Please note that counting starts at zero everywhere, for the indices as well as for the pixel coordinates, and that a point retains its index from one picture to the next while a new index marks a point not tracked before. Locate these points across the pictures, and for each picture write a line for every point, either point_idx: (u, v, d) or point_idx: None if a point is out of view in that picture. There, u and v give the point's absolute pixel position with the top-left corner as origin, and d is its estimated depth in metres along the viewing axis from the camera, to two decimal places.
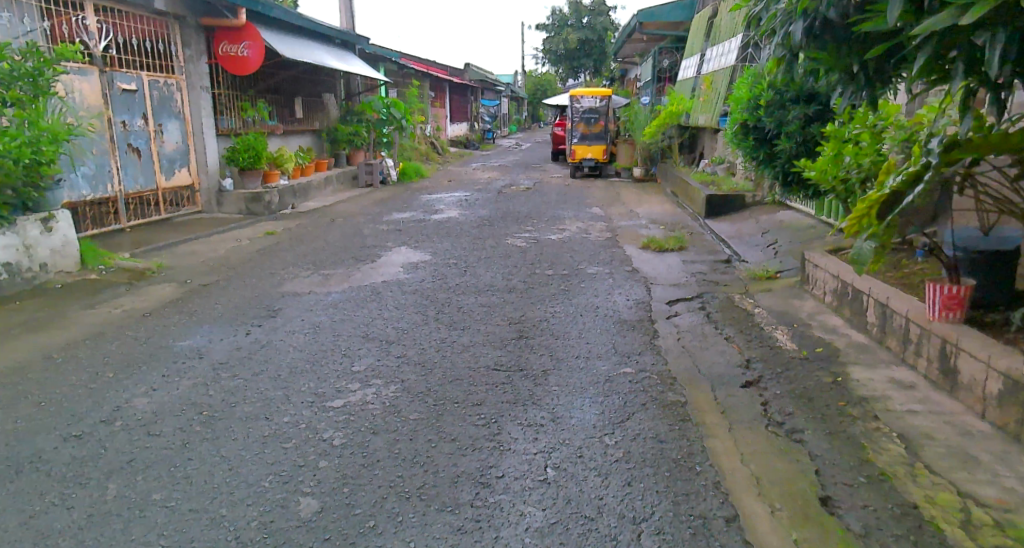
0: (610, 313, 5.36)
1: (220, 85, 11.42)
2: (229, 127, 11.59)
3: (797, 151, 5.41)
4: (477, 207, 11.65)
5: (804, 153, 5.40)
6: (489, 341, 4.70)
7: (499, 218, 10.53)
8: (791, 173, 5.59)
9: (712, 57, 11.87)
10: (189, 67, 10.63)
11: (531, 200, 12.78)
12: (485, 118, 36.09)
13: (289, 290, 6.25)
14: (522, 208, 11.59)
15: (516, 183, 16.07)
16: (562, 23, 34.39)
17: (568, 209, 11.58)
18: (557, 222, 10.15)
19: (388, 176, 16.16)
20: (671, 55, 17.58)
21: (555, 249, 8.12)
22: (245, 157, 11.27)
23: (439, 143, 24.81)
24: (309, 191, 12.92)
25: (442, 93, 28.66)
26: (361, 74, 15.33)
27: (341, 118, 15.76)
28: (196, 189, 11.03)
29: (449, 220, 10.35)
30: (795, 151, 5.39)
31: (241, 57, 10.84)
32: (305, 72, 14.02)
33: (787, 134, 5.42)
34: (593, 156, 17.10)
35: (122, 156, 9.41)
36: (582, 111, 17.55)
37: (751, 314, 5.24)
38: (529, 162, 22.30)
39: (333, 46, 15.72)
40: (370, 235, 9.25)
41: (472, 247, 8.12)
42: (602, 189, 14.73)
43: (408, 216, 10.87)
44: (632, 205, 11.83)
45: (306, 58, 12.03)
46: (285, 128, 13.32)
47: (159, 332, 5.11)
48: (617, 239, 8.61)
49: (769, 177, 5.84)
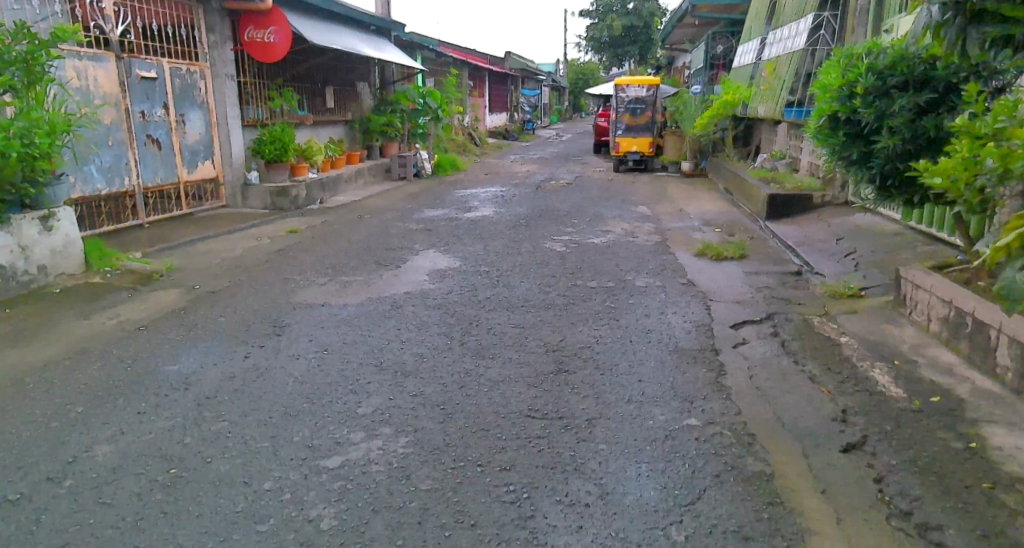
0: (665, 339, 4.58)
1: (246, 74, 10.83)
2: (255, 117, 11.02)
3: (904, 148, 4.45)
4: (515, 204, 10.91)
5: (914, 150, 4.44)
6: (522, 376, 3.95)
7: (537, 217, 9.79)
8: (893, 174, 4.64)
9: (775, 42, 10.90)
10: (214, 54, 10.05)
11: (572, 196, 11.98)
12: (524, 108, 35.24)
13: (301, 302, 5.60)
14: (562, 206, 10.80)
15: (556, 178, 15.28)
16: (607, 9, 33.32)
17: (611, 207, 10.76)
18: (600, 223, 9.35)
19: (422, 169, 15.51)
20: (725, 41, 16.54)
21: (598, 254, 7.34)
22: (271, 149, 10.69)
23: (477, 134, 24.13)
24: (338, 185, 12.34)
25: (481, 82, 27.95)
26: (396, 61, 14.68)
27: (374, 108, 15.16)
28: (219, 183, 10.47)
29: (484, 219, 9.64)
30: (899, 150, 4.45)
31: (267, 43, 10.24)
32: (337, 59, 13.41)
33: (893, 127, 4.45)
34: (638, 149, 16.39)
35: (141, 148, 8.81)
36: (628, 100, 16.57)
37: (836, 344, 4.40)
38: (569, 154, 21.49)
39: (367, 32, 15.08)
40: (399, 234, 8.59)
41: (507, 251, 7.39)
42: (647, 185, 13.84)
43: (441, 214, 10.19)
44: (681, 204, 10.95)
45: (335, 45, 11.36)
46: (316, 118, 12.74)
47: (149, 349, 4.50)
48: (667, 244, 7.78)
49: (860, 178, 4.89)
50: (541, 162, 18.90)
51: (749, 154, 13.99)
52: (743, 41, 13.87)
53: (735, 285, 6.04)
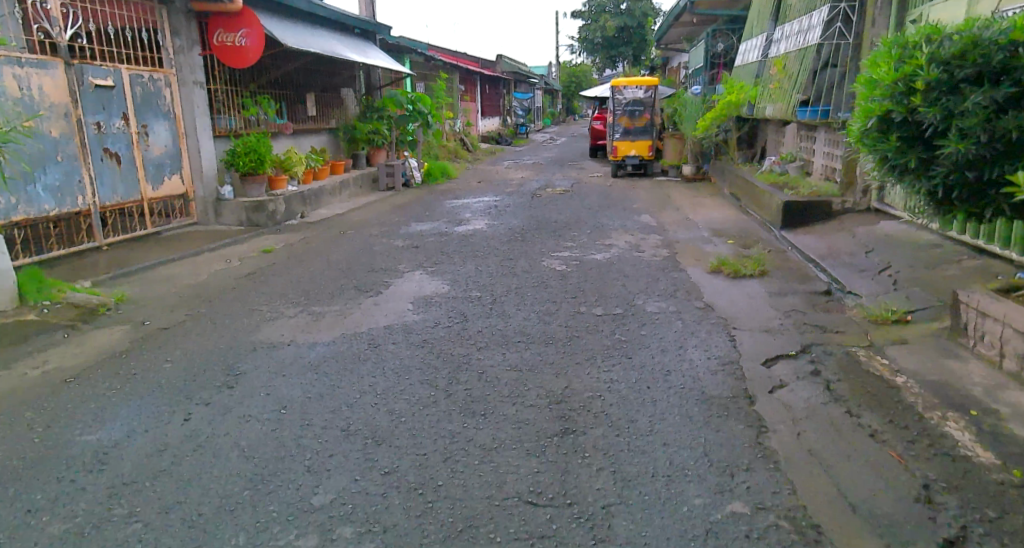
0: (688, 383, 3.86)
1: (216, 81, 10.11)
2: (229, 127, 10.28)
3: (981, 155, 3.77)
4: (509, 216, 10.18)
5: (993, 156, 3.76)
6: (519, 442, 3.23)
7: (533, 230, 9.08)
8: (969, 183, 3.96)
9: (784, 37, 10.23)
10: (180, 59, 9.33)
11: (570, 205, 11.28)
12: (518, 112, 34.57)
13: (265, 340, 4.87)
14: (559, 216, 10.10)
15: (552, 184, 14.59)
16: (600, 9, 32.64)
17: (613, 217, 10.06)
18: (602, 235, 8.65)
19: (412, 178, 14.78)
20: (726, 38, 15.82)
21: (602, 273, 6.63)
22: (247, 160, 9.86)
23: (469, 140, 23.44)
24: (320, 198, 11.59)
25: (473, 87, 27.27)
26: (381, 65, 13.94)
27: (361, 116, 14.45)
28: (190, 198, 9.73)
29: (475, 233, 8.92)
30: (973, 157, 3.77)
31: (238, 48, 9.51)
32: (318, 64, 12.66)
33: (964, 132, 3.77)
34: (637, 153, 15.86)
35: (98, 162, 8.13)
36: (626, 102, 15.93)
37: (893, 385, 3.66)
38: (565, 159, 20.80)
39: (351, 36, 14.36)
40: (383, 253, 7.85)
41: (501, 272, 6.68)
42: (649, 191, 13.14)
43: (429, 228, 9.46)
44: (686, 212, 10.24)
45: (314, 49, 10.59)
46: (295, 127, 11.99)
47: (74, 409, 3.79)
48: (677, 260, 7.08)
49: (922, 193, 4.21)
50: (536, 168, 18.20)
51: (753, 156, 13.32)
52: (747, 37, 13.21)
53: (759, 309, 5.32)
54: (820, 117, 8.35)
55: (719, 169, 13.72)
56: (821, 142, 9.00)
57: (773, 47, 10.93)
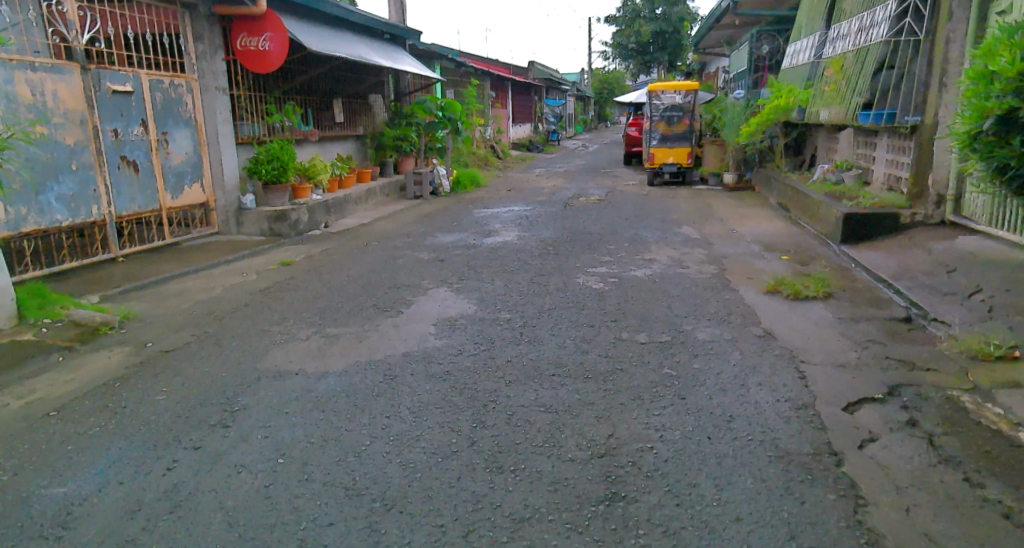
0: (757, 435, 3.25)
1: (240, 86, 9.52)
2: (252, 133, 9.68)
3: None
4: (541, 227, 9.64)
5: None
6: (558, 512, 2.66)
7: (566, 242, 8.50)
8: None
9: (840, 38, 9.66)
10: (203, 65, 8.76)
11: (605, 216, 10.69)
12: (549, 118, 34.09)
13: (271, 367, 4.37)
14: (595, 228, 9.51)
15: (585, 193, 14.01)
16: (634, 15, 32.01)
17: (651, 229, 9.45)
18: (642, 249, 8.04)
19: (440, 187, 14.35)
20: (770, 40, 15.17)
21: (644, 293, 6.03)
22: (268, 168, 9.37)
23: (499, 146, 22.99)
24: (346, 208, 11.18)
25: (503, 93, 26.83)
26: (411, 70, 13.53)
27: (390, 122, 14.10)
28: (210, 208, 9.12)
29: (505, 246, 8.38)
30: None
31: (262, 52, 8.82)
32: (346, 69, 12.27)
33: None
34: (675, 160, 15.20)
35: (113, 172, 7.61)
36: (663, 107, 15.25)
37: (1016, 446, 3.02)
38: (598, 167, 20.23)
39: (382, 42, 14.01)
40: (406, 267, 7.36)
41: (532, 291, 6.12)
42: (688, 201, 12.49)
43: (456, 239, 8.97)
44: (731, 225, 9.59)
45: (341, 53, 10.18)
46: (322, 133, 11.53)
47: (48, 451, 3.27)
48: (726, 278, 6.45)
49: None
50: (568, 176, 17.64)
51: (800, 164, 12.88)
52: (799, 37, 12.61)
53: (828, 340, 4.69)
54: (886, 121, 7.79)
55: (764, 178, 13.09)
56: (884, 147, 8.77)
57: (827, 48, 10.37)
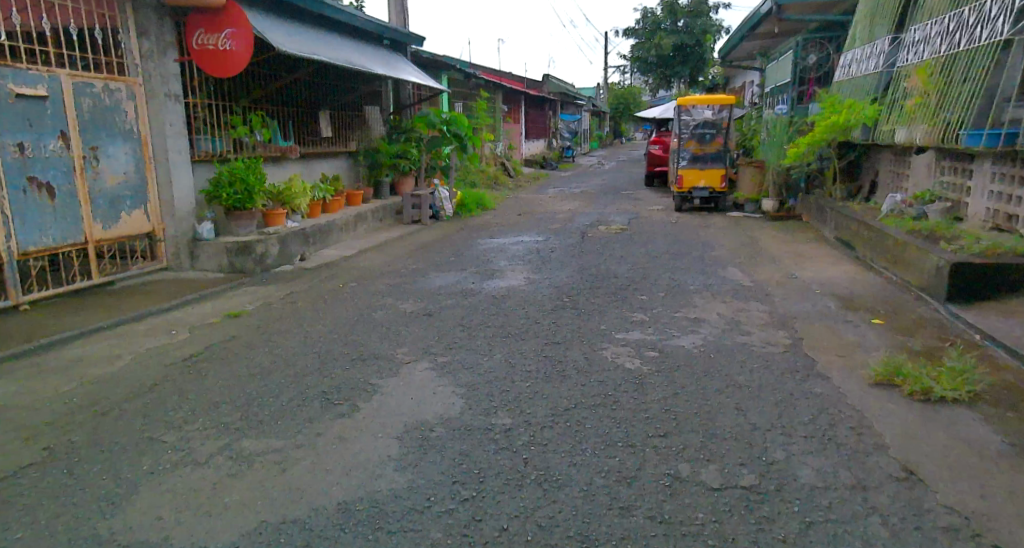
0: None
1: (195, 94, 7.67)
2: (211, 150, 7.88)
3: None
4: (556, 266, 8.02)
5: None
6: None
7: (587, 289, 6.87)
8: None
9: (933, 42, 8.18)
10: (148, 66, 7.04)
11: (632, 251, 9.09)
12: (564, 133, 32.59)
13: (124, 541, 2.71)
14: (622, 269, 7.91)
15: (606, 220, 12.40)
16: (655, 27, 30.44)
17: (690, 272, 7.85)
18: (683, 303, 6.44)
19: (442, 210, 12.75)
20: (817, 49, 13.63)
21: (700, 382, 4.37)
22: (231, 191, 7.62)
23: (511, 163, 21.46)
24: (331, 237, 9.60)
25: (516, 107, 25.33)
26: (414, 79, 11.99)
27: (387, 137, 12.59)
28: (158, 239, 7.38)
29: (511, 293, 6.75)
30: None
31: (222, 52, 7.04)
32: (335, 76, 10.70)
33: None
34: (706, 183, 13.70)
35: (16, 197, 6.00)
36: (694, 124, 13.60)
37: None
38: (617, 187, 18.61)
39: (381, 48, 12.41)
40: (383, 323, 5.73)
41: (544, 373, 4.47)
42: (725, 233, 10.86)
43: (452, 281, 7.35)
44: (787, 271, 7.95)
45: (333, 60, 8.68)
46: (305, 150, 9.91)
47: None
48: (806, 358, 4.81)
49: None
50: (585, 198, 16.05)
51: (855, 191, 11.49)
52: (869, 40, 11.05)
53: (1005, 504, 3.04)
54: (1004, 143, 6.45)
55: (819, 208, 11.43)
56: (987, 176, 7.42)
57: (910, 55, 8.91)
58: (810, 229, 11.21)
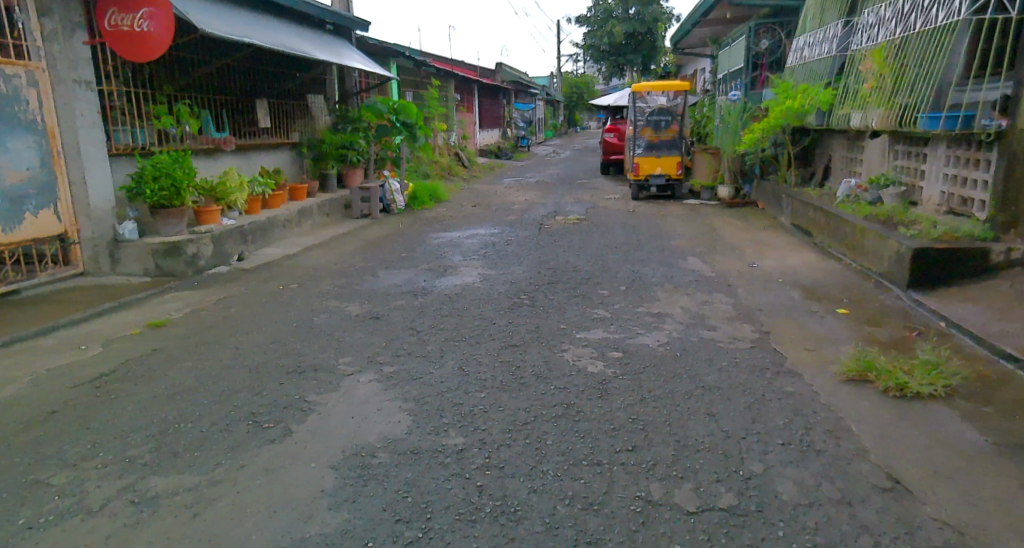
0: None
1: (110, 80, 7.05)
2: (132, 143, 7.29)
3: None
4: (511, 261, 7.66)
5: None
6: None
7: (545, 285, 6.52)
8: None
9: (887, 23, 8.03)
10: (54, 50, 6.42)
11: (589, 243, 8.78)
12: (519, 123, 32.21)
13: None
14: (580, 262, 7.59)
15: (563, 210, 12.08)
16: (607, 15, 30.22)
17: (651, 263, 7.57)
18: (644, 297, 6.13)
19: (393, 203, 12.26)
20: (769, 34, 13.50)
21: (666, 384, 4.05)
22: (156, 188, 7.09)
23: (465, 154, 21.00)
24: (272, 234, 9.06)
25: (470, 96, 24.85)
26: (359, 66, 11.46)
27: (333, 128, 12.04)
28: (72, 241, 6.78)
29: (465, 291, 6.37)
30: None
31: (137, 35, 6.50)
32: (272, 63, 10.12)
33: None
34: (663, 170, 13.43)
35: None
36: (650, 111, 13.39)
37: None
38: (574, 176, 18.32)
39: (323, 34, 11.83)
40: (324, 328, 5.28)
41: (500, 381, 4.11)
42: (683, 221, 10.63)
43: (403, 280, 6.92)
44: (749, 259, 7.72)
45: (269, 45, 8.13)
46: (242, 141, 9.34)
47: None
48: (775, 353, 4.53)
49: None
50: (540, 188, 15.72)
51: (808, 176, 11.40)
52: (821, 23, 10.91)
53: (999, 515, 2.79)
54: (961, 126, 6.23)
55: (774, 194, 11.29)
56: (941, 161, 7.13)
57: (864, 36, 8.78)
58: (768, 215, 11.06)
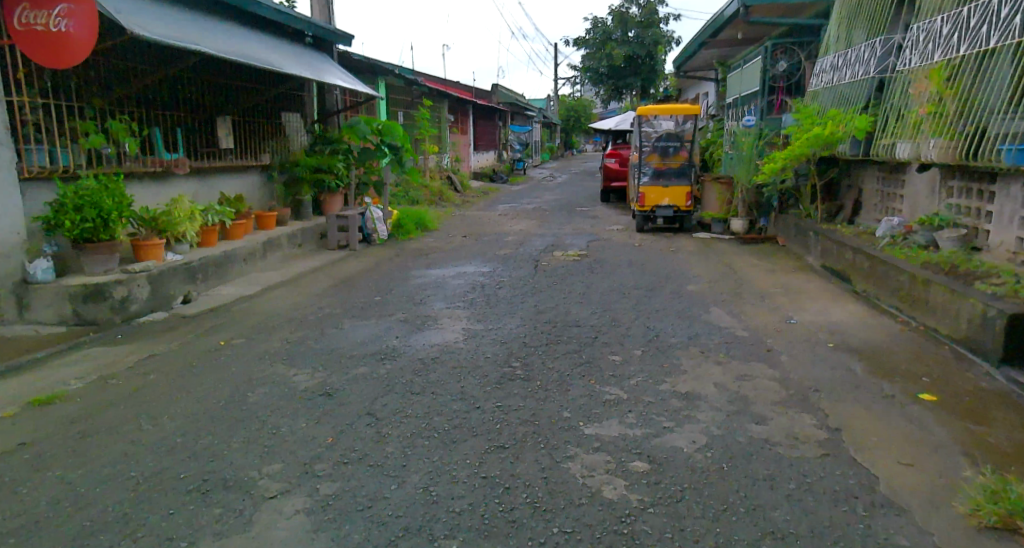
0: None
1: (22, 90, 5.78)
2: (53, 165, 6.06)
3: None
4: (503, 311, 6.49)
5: None
6: None
7: (543, 347, 5.35)
8: None
9: (941, 39, 6.89)
10: None
11: (594, 287, 7.61)
12: (515, 146, 31.25)
13: None
14: (585, 314, 6.42)
15: (562, 244, 10.95)
16: (606, 37, 29.27)
17: (668, 316, 6.40)
18: (667, 367, 4.97)
19: (374, 232, 11.06)
20: (787, 55, 12.31)
21: (718, 527, 2.88)
22: (78, 219, 5.84)
23: (457, 178, 19.91)
24: (229, 270, 7.87)
25: (464, 117, 23.82)
26: (341, 82, 10.35)
27: (309, 150, 10.95)
28: None
29: (444, 354, 5.20)
30: None
31: (54, 35, 5.26)
32: (238, 76, 8.98)
33: None
34: (670, 202, 12.34)
35: None
36: (657, 136, 12.35)
37: None
38: (572, 203, 17.23)
39: (300, 46, 10.72)
40: (258, 409, 4.08)
41: (482, 516, 2.92)
42: (698, 260, 9.49)
43: (372, 335, 5.75)
44: (783, 312, 6.59)
45: (227, 55, 6.99)
46: (198, 164, 8.16)
47: None
48: (855, 471, 3.37)
49: None
50: (537, 216, 14.58)
51: (834, 211, 10.29)
52: (850, 42, 9.80)
53: None
54: None
55: (799, 231, 10.16)
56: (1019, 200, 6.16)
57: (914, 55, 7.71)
58: (792, 255, 9.93)
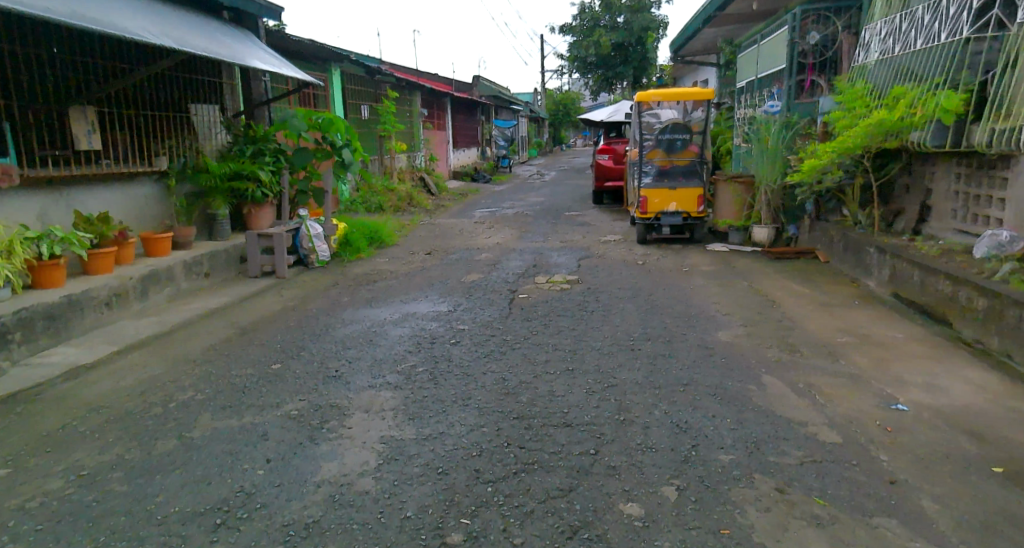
0: None
1: None
2: None
3: None
4: (450, 393, 4.26)
5: None
6: None
7: (505, 488, 3.12)
8: None
9: None
10: None
11: (588, 338, 5.38)
12: (498, 142, 28.99)
13: None
14: (577, 396, 4.20)
15: (548, 264, 8.72)
16: (593, 23, 27.09)
17: (704, 397, 4.19)
18: (728, 537, 2.76)
19: (313, 253, 8.79)
20: (819, 25, 10.11)
21: None
22: None
23: (431, 179, 17.62)
24: (77, 322, 5.60)
25: (439, 110, 21.50)
26: (263, 64, 7.98)
27: (228, 150, 8.59)
28: None
29: (331, 510, 2.98)
30: None
31: None
32: (96, 53, 6.68)
33: None
34: (678, 207, 10.08)
35: None
36: (660, 128, 10.16)
37: None
38: (560, 206, 14.98)
39: (210, 20, 8.35)
40: None
41: None
42: (722, 287, 7.27)
43: (229, 457, 3.50)
44: (874, 385, 4.40)
45: (37, 11, 4.72)
46: (27, 173, 5.84)
47: None
48: None
49: None
50: (518, 224, 12.30)
51: (891, 219, 8.07)
52: (910, 4, 7.56)
53: None
54: None
55: (848, 244, 7.94)
56: None
57: None
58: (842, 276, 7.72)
